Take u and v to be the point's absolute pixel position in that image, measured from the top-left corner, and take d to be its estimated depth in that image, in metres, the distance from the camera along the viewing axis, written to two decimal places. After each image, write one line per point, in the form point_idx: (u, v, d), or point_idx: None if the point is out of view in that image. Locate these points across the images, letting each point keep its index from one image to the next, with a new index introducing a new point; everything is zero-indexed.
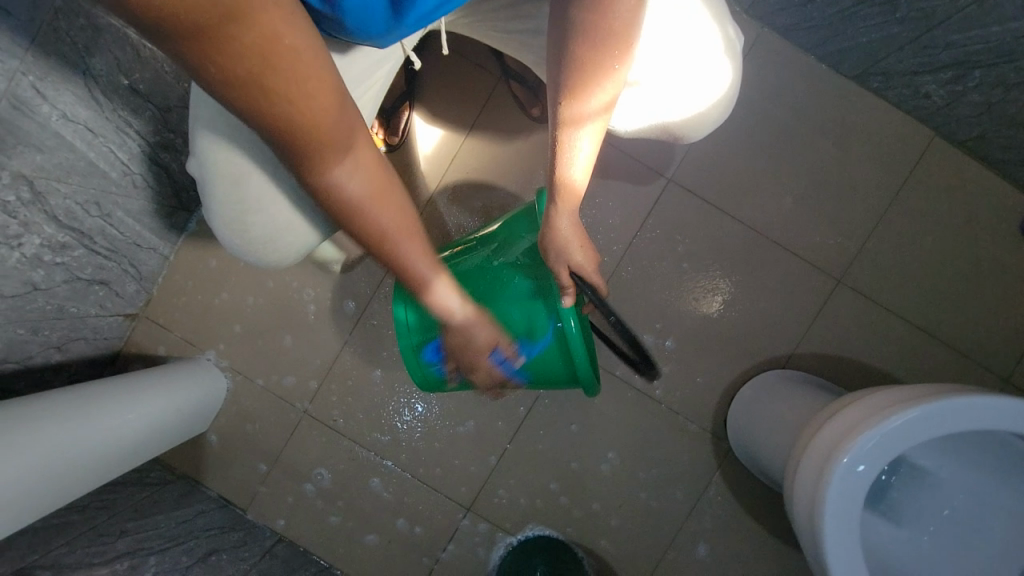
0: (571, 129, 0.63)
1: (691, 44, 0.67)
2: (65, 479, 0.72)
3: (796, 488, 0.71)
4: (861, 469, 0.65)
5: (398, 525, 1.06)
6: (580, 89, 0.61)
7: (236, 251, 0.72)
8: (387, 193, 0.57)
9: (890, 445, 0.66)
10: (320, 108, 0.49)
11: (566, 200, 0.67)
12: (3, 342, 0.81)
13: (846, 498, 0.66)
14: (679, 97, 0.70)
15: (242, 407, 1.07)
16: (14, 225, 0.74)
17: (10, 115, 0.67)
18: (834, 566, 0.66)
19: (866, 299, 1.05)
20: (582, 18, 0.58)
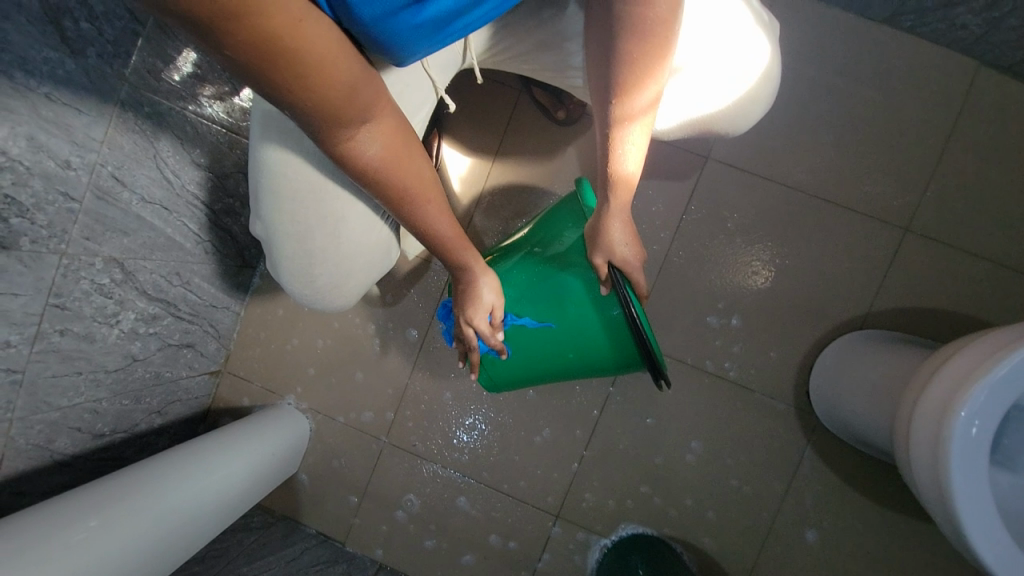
0: (622, 125, 0.65)
1: (724, 24, 0.66)
2: (184, 534, 0.77)
3: (908, 450, 0.68)
4: (977, 425, 0.62)
5: (491, 541, 1.07)
6: (630, 83, 0.63)
7: (313, 302, 0.76)
8: (406, 157, 0.61)
9: (1003, 396, 0.62)
10: (338, 88, 0.51)
11: (620, 191, 0.68)
12: (113, 414, 0.88)
13: (966, 453, 0.62)
14: (723, 80, 0.69)
15: (326, 444, 1.12)
16: (112, 304, 0.80)
17: (97, 206, 0.73)
18: (966, 528, 0.62)
19: (938, 244, 1.00)
20: (624, 21, 0.60)
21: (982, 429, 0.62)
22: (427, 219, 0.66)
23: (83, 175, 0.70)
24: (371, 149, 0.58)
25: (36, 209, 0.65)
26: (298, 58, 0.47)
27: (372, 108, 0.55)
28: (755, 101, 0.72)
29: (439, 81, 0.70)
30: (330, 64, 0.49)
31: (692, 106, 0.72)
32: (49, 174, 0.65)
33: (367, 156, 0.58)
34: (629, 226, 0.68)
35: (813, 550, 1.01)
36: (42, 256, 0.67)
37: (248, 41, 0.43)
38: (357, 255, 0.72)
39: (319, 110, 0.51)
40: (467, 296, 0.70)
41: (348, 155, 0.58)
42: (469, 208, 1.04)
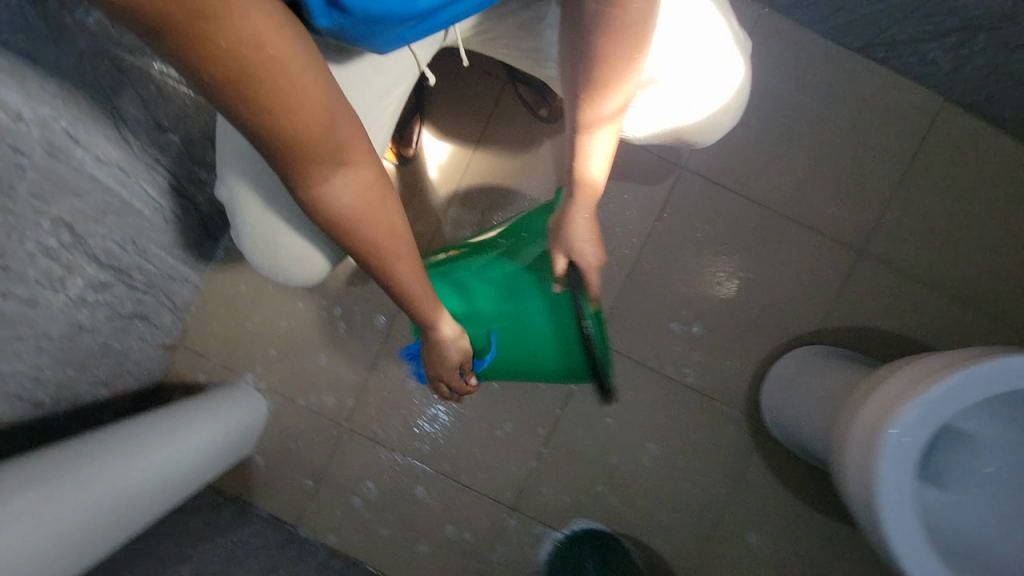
0: (588, 126, 0.66)
1: (697, 39, 0.68)
2: (124, 511, 0.74)
3: (843, 460, 0.73)
4: (907, 442, 0.66)
5: (446, 530, 1.08)
6: (600, 83, 0.63)
7: (274, 271, 0.73)
8: (377, 211, 0.58)
9: (933, 417, 0.66)
10: (314, 119, 0.50)
11: (583, 194, 0.69)
12: (55, 383, 0.83)
13: (897, 465, 0.67)
14: (697, 94, 0.70)
15: (283, 426, 1.10)
16: (59, 268, 0.76)
17: (48, 162, 0.69)
18: (890, 535, 0.67)
19: (889, 268, 1.06)
20: (598, 21, 0.59)
21: (911, 449, 0.67)
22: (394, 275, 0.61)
23: (35, 129, 0.66)
24: (338, 195, 0.56)
25: None
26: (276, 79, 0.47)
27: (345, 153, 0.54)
28: (726, 117, 0.74)
29: (420, 56, 0.68)
30: (303, 87, 0.49)
31: (666, 116, 0.73)
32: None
33: (337, 202, 0.56)
34: (594, 224, 0.69)
35: (752, 551, 1.06)
36: None
37: (229, 47, 0.44)
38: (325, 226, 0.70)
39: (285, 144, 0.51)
40: (435, 352, 0.69)
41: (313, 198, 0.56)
42: (445, 198, 1.03)
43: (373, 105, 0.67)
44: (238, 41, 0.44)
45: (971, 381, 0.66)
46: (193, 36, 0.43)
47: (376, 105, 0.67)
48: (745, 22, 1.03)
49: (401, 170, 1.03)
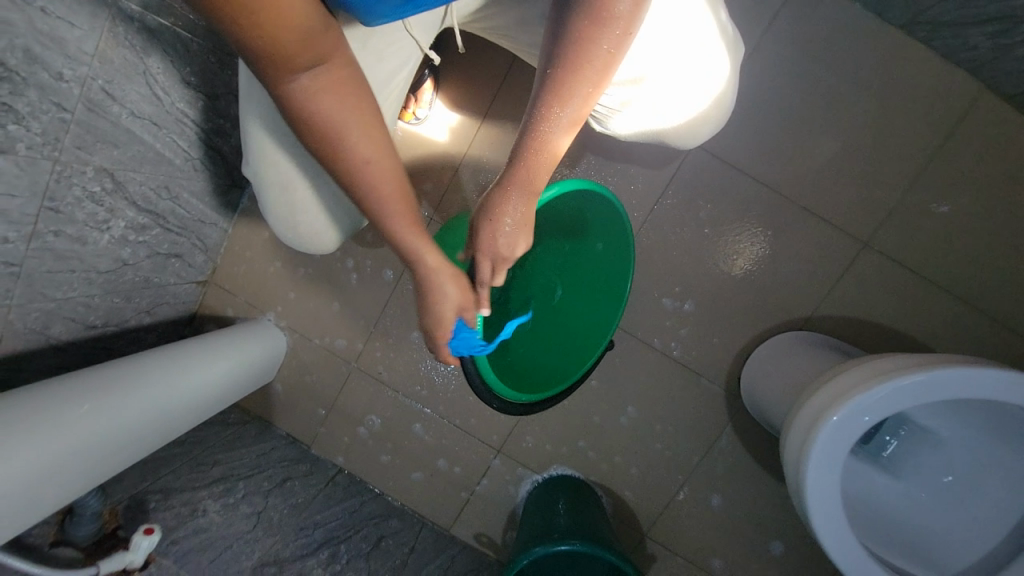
0: (551, 102, 0.64)
1: (681, 38, 0.67)
2: (164, 422, 0.88)
3: (785, 442, 0.77)
4: (867, 418, 0.70)
5: (439, 464, 1.22)
6: (575, 57, 0.60)
7: (301, 245, 0.83)
8: (361, 120, 0.60)
9: (899, 399, 0.69)
10: (293, 32, 0.51)
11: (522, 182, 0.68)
12: (105, 310, 0.96)
13: (833, 436, 0.71)
14: (684, 92, 0.71)
15: (301, 361, 1.23)
16: (103, 211, 0.85)
17: (88, 118, 0.76)
18: (810, 507, 0.72)
19: (892, 262, 1.05)
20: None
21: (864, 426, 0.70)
22: (377, 189, 0.63)
23: (74, 87, 0.72)
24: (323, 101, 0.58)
25: (31, 117, 0.68)
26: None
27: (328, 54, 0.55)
28: (705, 124, 0.77)
29: (421, 40, 0.73)
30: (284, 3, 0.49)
31: (645, 120, 0.76)
32: (44, 85, 0.68)
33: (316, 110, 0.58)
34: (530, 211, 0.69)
35: (713, 511, 1.15)
36: (37, 161, 0.71)
37: None
38: (338, 209, 0.78)
39: (274, 51, 0.52)
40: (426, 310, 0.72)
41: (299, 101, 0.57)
42: (453, 161, 1.06)
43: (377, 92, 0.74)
44: None
45: (935, 386, 0.69)
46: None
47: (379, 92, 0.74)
48: None
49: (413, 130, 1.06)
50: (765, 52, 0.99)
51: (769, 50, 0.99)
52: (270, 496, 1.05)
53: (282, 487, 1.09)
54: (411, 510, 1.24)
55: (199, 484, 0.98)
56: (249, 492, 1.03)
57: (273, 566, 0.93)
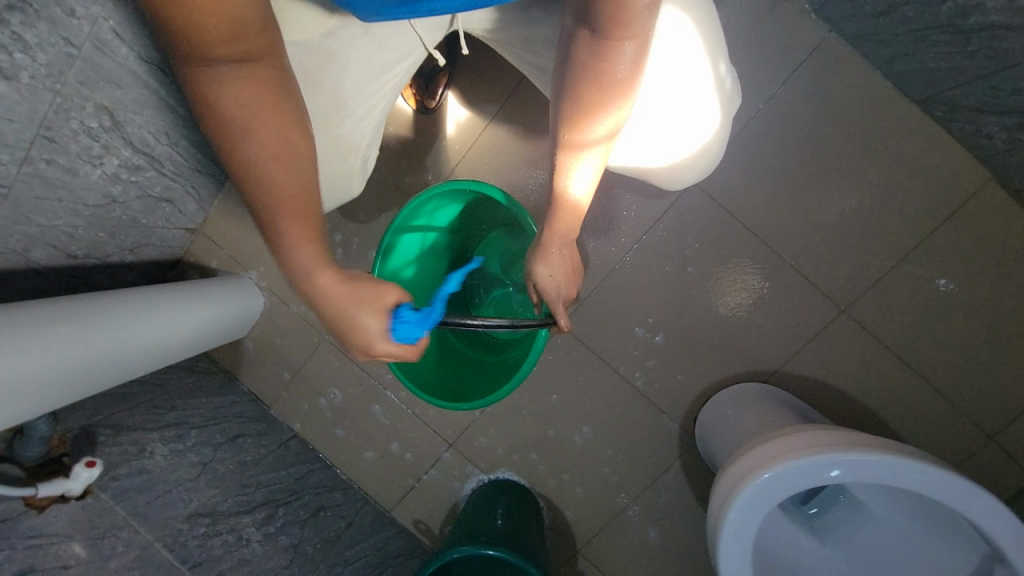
0: (569, 154, 0.65)
1: (677, 81, 0.69)
2: (126, 363, 0.90)
3: (714, 488, 0.77)
4: (836, 473, 0.70)
5: (391, 447, 1.24)
6: (579, 118, 0.62)
7: None
8: (277, 119, 0.59)
9: (833, 474, 0.70)
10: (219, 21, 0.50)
11: (567, 215, 0.70)
12: (87, 242, 0.98)
13: (761, 494, 0.71)
14: (678, 132, 0.73)
15: (275, 323, 1.24)
16: (98, 147, 0.87)
17: (94, 55, 0.76)
18: (720, 557, 0.73)
19: (867, 332, 1.04)
20: (585, 67, 0.58)
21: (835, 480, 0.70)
22: (283, 193, 0.62)
23: (83, 25, 0.72)
24: (230, 93, 0.57)
25: (38, 48, 0.69)
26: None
27: (254, 52, 0.55)
28: (687, 169, 0.78)
29: (427, 39, 0.74)
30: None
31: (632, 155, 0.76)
32: (55, 18, 0.68)
33: (229, 101, 0.57)
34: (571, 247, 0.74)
35: (646, 542, 1.16)
36: (37, 90, 0.73)
37: None
38: None
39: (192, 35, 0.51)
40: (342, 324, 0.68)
41: (203, 85, 0.56)
42: (453, 155, 1.06)
43: (373, 79, 0.75)
44: None
45: (885, 468, 0.69)
46: None
47: (375, 79, 0.75)
48: (805, 43, 0.96)
49: (419, 118, 1.06)
50: (780, 102, 0.98)
51: (784, 102, 0.98)
52: (221, 449, 1.08)
53: (234, 442, 1.11)
54: (357, 486, 1.26)
55: (151, 426, 1.00)
56: (199, 441, 1.05)
57: (207, 518, 0.95)
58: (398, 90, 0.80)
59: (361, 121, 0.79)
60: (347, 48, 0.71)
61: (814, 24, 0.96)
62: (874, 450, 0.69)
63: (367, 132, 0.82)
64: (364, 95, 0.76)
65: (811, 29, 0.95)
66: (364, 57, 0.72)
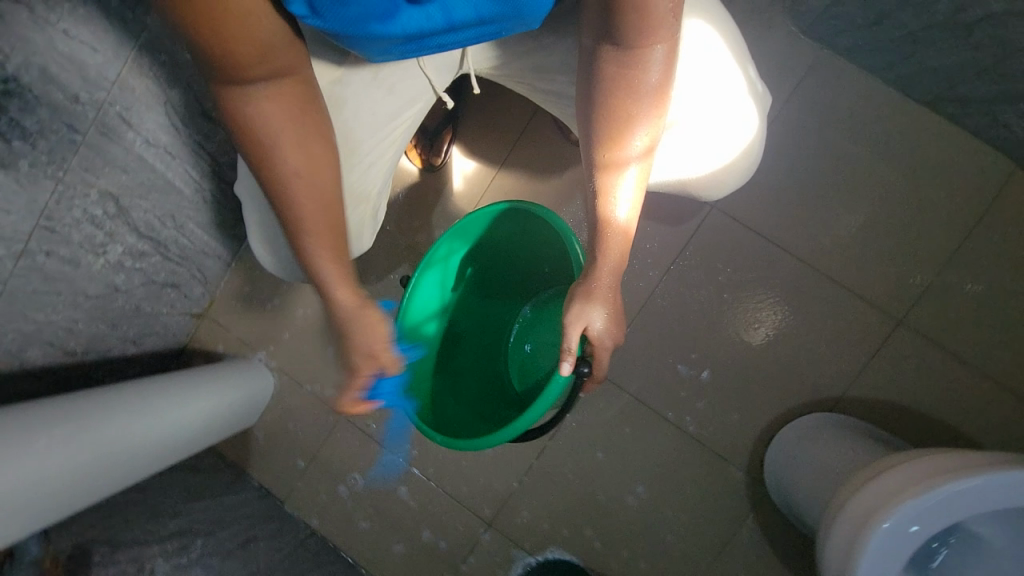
0: (610, 171, 0.64)
1: (711, 84, 0.68)
2: (125, 467, 0.80)
3: (826, 544, 0.65)
4: (914, 528, 0.60)
5: (423, 535, 1.09)
6: (617, 135, 0.62)
7: (284, 264, 0.86)
8: (297, 139, 0.63)
9: (951, 508, 0.60)
10: (244, 48, 0.55)
11: (616, 241, 0.65)
12: (88, 336, 0.92)
13: (884, 541, 0.61)
14: (721, 134, 0.70)
15: (287, 406, 1.15)
16: (101, 235, 0.84)
17: (100, 141, 0.76)
18: None
19: (930, 342, 0.96)
20: (617, 79, 0.59)
21: (915, 535, 0.60)
22: (302, 206, 0.65)
23: (89, 111, 0.73)
24: (266, 123, 0.61)
25: (39, 135, 0.68)
26: (229, 14, 0.52)
27: (280, 70, 0.59)
28: (733, 170, 0.74)
29: (435, 83, 0.74)
30: (250, 23, 0.54)
31: (677, 167, 0.73)
32: (58, 105, 0.68)
33: (250, 116, 0.61)
34: (617, 285, 0.67)
35: None
36: (38, 179, 0.71)
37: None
38: None
39: (228, 61, 0.56)
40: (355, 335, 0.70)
41: (240, 115, 0.61)
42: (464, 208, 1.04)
43: (383, 124, 0.74)
44: None
45: (990, 492, 0.59)
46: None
47: (384, 125, 0.74)
48: (801, 62, 0.98)
49: (426, 176, 1.05)
50: (787, 120, 0.98)
51: (790, 119, 0.98)
52: (230, 557, 0.94)
53: (244, 549, 0.97)
54: None
55: (152, 538, 0.86)
56: (206, 551, 0.91)
57: None
58: (410, 136, 0.78)
59: (371, 167, 0.77)
60: (356, 96, 0.70)
61: (805, 44, 0.98)
62: (963, 475, 0.59)
63: (379, 179, 0.79)
64: (373, 142, 0.74)
65: (804, 49, 0.97)
66: (372, 103, 0.71)
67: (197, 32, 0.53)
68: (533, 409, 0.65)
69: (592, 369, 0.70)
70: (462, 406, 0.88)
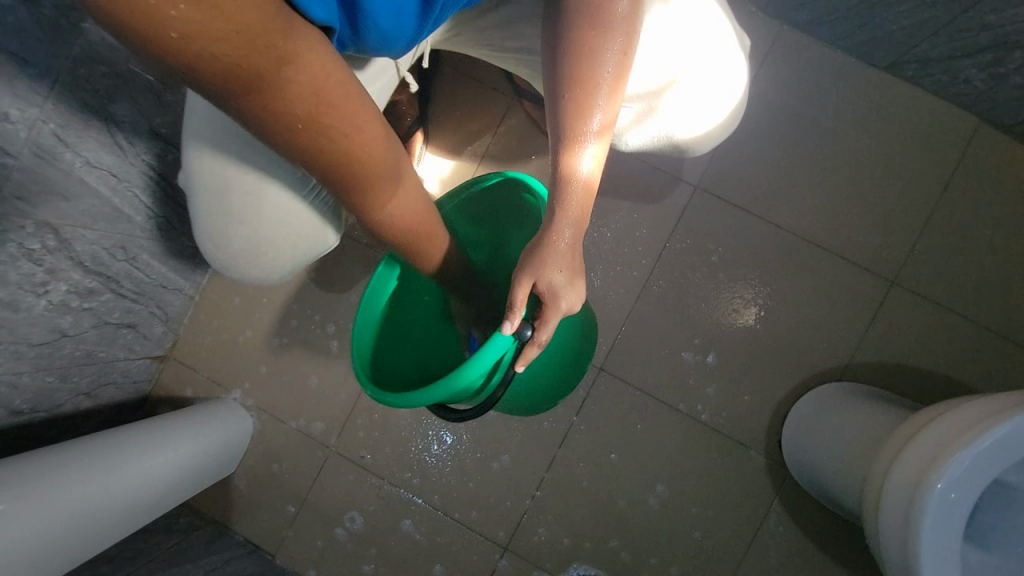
0: (575, 114, 0.61)
1: (697, 32, 0.67)
2: (84, 534, 0.70)
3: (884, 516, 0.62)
4: (953, 496, 0.57)
5: (434, 571, 1.00)
6: (585, 77, 0.60)
7: (234, 268, 0.72)
8: (421, 202, 0.61)
9: (992, 459, 0.57)
10: (373, 153, 0.51)
11: (576, 189, 0.63)
12: (33, 391, 0.81)
13: (941, 512, 0.58)
14: (712, 84, 0.68)
15: (269, 446, 1.05)
16: (42, 273, 0.74)
17: (35, 165, 0.68)
18: None
19: (924, 299, 0.96)
20: (584, 16, 0.58)
21: (954, 505, 0.58)
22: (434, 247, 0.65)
23: (20, 130, 0.65)
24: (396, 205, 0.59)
25: None
26: (341, 125, 0.48)
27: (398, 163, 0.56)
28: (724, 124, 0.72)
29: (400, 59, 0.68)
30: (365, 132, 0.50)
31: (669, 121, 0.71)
32: None
33: (389, 215, 0.58)
34: (578, 242, 0.64)
35: None
36: None
37: (296, 95, 0.44)
38: (281, 220, 0.67)
39: (362, 172, 0.52)
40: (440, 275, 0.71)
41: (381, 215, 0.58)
42: None
43: None
44: (297, 92, 0.44)
45: None
46: (267, 82, 0.41)
47: None
48: (762, 40, 1.00)
49: None
50: (758, 96, 0.99)
51: (760, 96, 0.99)
52: None
53: None
54: None
55: None
56: None
57: None
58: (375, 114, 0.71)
59: None
60: None
61: (764, 23, 1.00)
62: (997, 423, 0.57)
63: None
64: None
65: (764, 27, 0.99)
66: None
67: (330, 147, 0.48)
68: (471, 364, 0.57)
69: (536, 333, 0.62)
70: (414, 358, 0.81)
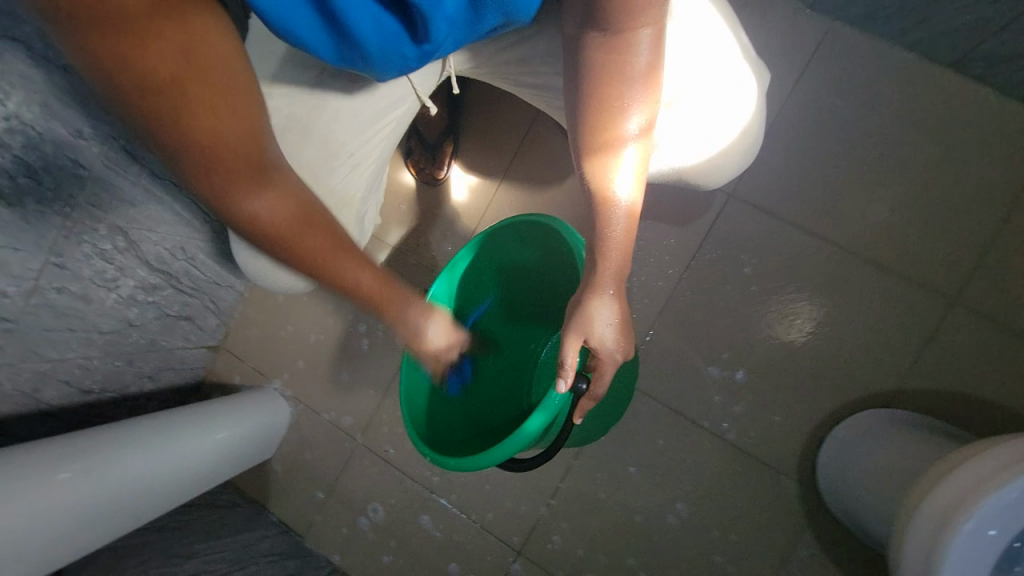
0: (607, 152, 0.62)
1: (704, 53, 0.66)
2: (136, 504, 0.78)
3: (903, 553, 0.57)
4: (993, 533, 0.53)
5: (449, 568, 1.03)
6: (610, 117, 0.61)
7: (264, 280, 0.80)
8: (299, 202, 0.62)
9: None
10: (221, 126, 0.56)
11: (620, 221, 0.63)
12: (103, 373, 0.91)
13: (974, 541, 0.53)
14: (723, 100, 0.67)
15: (303, 435, 1.12)
16: (112, 270, 0.84)
17: (106, 175, 0.78)
18: None
19: (990, 323, 0.86)
20: (604, 63, 0.58)
21: (995, 540, 0.53)
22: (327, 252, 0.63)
23: (94, 145, 0.75)
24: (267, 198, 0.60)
25: (45, 171, 0.70)
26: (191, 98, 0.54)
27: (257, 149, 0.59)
28: (746, 139, 0.69)
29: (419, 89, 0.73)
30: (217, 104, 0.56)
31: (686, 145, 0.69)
32: (63, 142, 0.71)
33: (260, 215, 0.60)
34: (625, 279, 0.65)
35: None
36: (46, 216, 0.72)
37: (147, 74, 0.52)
38: None
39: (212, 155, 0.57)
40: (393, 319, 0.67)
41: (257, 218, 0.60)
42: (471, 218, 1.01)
43: (364, 126, 0.72)
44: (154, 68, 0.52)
45: None
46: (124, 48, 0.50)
47: (367, 126, 0.72)
48: (809, 39, 0.93)
49: (430, 190, 1.03)
50: (800, 99, 0.93)
51: (803, 99, 0.93)
52: None
53: None
54: None
55: None
56: None
57: None
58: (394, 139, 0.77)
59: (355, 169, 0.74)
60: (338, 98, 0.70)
61: (811, 20, 0.93)
62: None
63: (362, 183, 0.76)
64: (356, 144, 0.72)
65: (811, 24, 0.93)
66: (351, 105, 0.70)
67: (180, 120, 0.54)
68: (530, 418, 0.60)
69: (593, 385, 0.66)
70: (467, 418, 0.84)
